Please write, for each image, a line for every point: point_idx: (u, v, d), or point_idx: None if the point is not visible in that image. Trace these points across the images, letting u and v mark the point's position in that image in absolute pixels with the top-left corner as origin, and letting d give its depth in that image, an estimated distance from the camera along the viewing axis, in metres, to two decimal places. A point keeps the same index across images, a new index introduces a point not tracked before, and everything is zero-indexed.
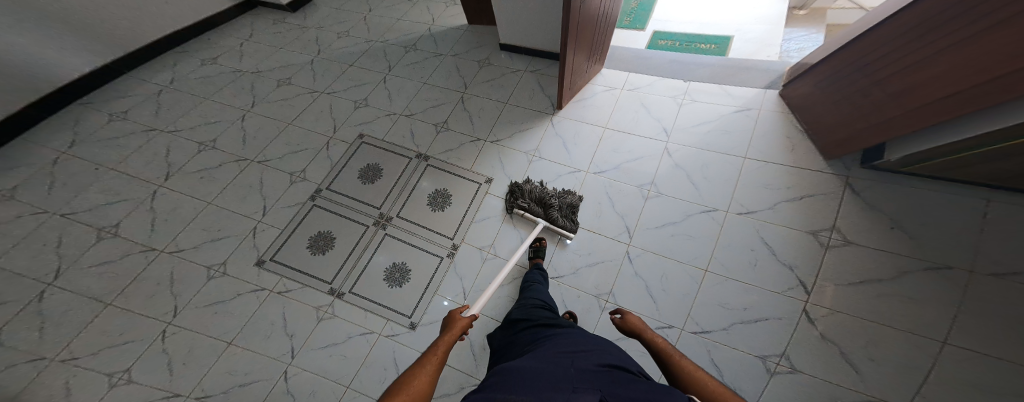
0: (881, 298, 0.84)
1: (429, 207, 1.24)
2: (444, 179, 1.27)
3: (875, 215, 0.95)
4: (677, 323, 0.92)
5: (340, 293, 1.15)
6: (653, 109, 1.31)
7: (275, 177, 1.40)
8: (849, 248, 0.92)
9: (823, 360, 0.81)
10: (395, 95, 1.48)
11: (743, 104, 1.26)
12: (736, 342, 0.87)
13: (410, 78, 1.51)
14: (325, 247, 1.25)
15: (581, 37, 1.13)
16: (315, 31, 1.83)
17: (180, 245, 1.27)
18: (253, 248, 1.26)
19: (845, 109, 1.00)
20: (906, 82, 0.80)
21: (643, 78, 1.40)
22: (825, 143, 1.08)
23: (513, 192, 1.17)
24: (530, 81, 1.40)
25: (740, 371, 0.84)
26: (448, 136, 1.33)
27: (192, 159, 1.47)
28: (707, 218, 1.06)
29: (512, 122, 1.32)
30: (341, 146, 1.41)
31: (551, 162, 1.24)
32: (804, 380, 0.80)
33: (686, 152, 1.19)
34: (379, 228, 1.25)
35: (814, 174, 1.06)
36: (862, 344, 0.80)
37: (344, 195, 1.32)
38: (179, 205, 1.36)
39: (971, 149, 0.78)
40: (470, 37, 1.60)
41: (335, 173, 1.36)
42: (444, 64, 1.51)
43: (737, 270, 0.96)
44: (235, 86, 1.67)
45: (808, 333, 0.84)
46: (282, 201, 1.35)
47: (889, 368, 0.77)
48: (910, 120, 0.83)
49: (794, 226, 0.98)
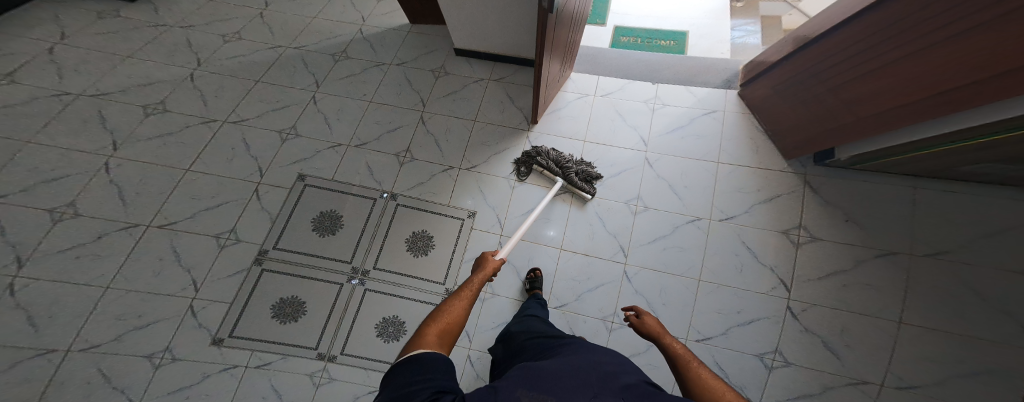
0: (847, 287, 1.04)
1: (410, 253, 1.11)
2: (419, 218, 1.15)
3: (834, 209, 1.13)
4: (682, 334, 1.02)
5: (332, 357, 0.99)
6: (630, 118, 1.30)
7: (198, 241, 1.12)
8: (816, 243, 1.10)
9: (812, 349, 0.99)
10: (336, 120, 1.24)
11: (708, 106, 1.32)
12: (734, 344, 1.01)
13: (352, 98, 1.27)
14: (296, 313, 1.05)
15: (557, 47, 0.98)
16: (185, 32, 1.41)
17: (91, 340, 0.98)
18: (199, 327, 1.03)
19: (804, 113, 1.08)
20: (856, 94, 0.87)
21: (613, 83, 1.37)
22: (786, 145, 1.19)
23: (530, 154, 1.16)
24: (497, 91, 1.28)
25: (744, 370, 0.98)
26: (415, 168, 1.18)
27: (51, 232, 1.07)
28: (694, 227, 1.15)
29: (488, 144, 1.21)
30: (278, 193, 1.17)
31: (532, 186, 1.18)
32: (803, 370, 0.97)
33: (665, 161, 1.24)
34: (357, 283, 1.08)
35: (778, 174, 1.20)
36: (841, 329, 1.00)
37: (299, 253, 1.12)
38: (62, 297, 1.02)
39: (915, 151, 0.90)
40: (416, 40, 1.39)
41: (279, 228, 1.14)
42: (391, 77, 1.31)
43: (725, 276, 1.08)
44: (74, 115, 1.20)
45: (795, 328, 1.01)
46: (217, 267, 1.10)
47: (863, 350, 0.97)
48: (860, 126, 0.91)
49: (764, 227, 1.13)
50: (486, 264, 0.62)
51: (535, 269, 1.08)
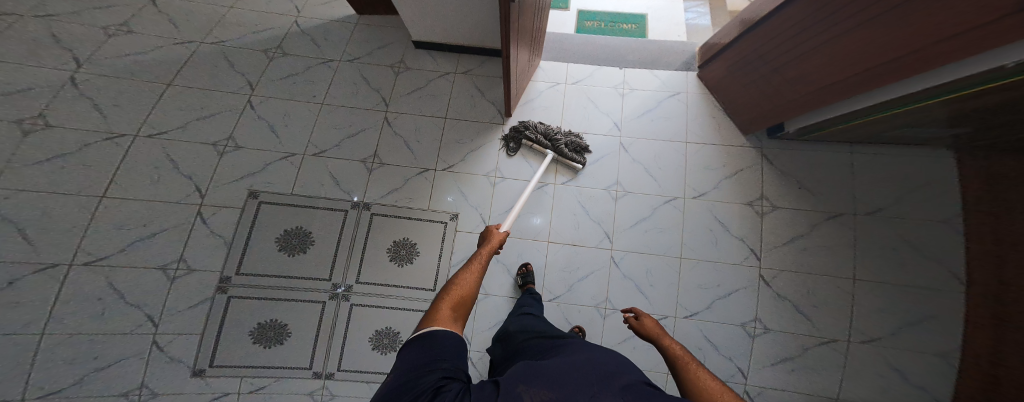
0: (810, 251, 1.15)
1: (393, 263, 1.08)
2: (399, 226, 1.09)
3: (795, 181, 1.22)
4: (671, 312, 1.11)
5: (329, 374, 1.00)
6: (602, 104, 1.30)
7: (140, 278, 1.00)
8: (775, 212, 1.19)
9: (784, 313, 1.10)
10: (283, 125, 1.12)
11: (672, 88, 1.34)
12: (718, 317, 1.10)
13: (299, 99, 1.15)
14: (280, 336, 1.02)
15: (525, 34, 0.90)
16: (50, 23, 1.13)
17: (41, 388, 0.90)
18: (173, 361, 0.97)
19: (751, 92, 1.14)
20: (797, 73, 0.93)
21: (582, 70, 1.35)
22: (742, 121, 1.25)
23: (518, 129, 1.15)
24: (465, 84, 1.21)
25: (731, 340, 1.09)
26: (385, 173, 1.10)
27: None
28: (670, 207, 1.21)
29: (461, 141, 1.15)
30: (229, 213, 1.05)
31: (514, 182, 1.15)
32: (776, 333, 1.08)
33: (639, 145, 1.26)
34: (340, 300, 1.05)
35: (738, 150, 1.26)
36: (806, 292, 1.11)
37: (268, 275, 1.05)
38: None
39: (854, 120, 0.98)
40: (368, 33, 1.27)
41: (238, 251, 1.05)
42: (343, 75, 1.19)
43: (703, 251, 1.17)
44: None
45: (768, 293, 1.12)
46: (171, 299, 1.01)
47: (828, 310, 1.10)
48: (803, 101, 0.98)
49: (733, 201, 1.21)
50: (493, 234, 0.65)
51: (526, 264, 1.12)
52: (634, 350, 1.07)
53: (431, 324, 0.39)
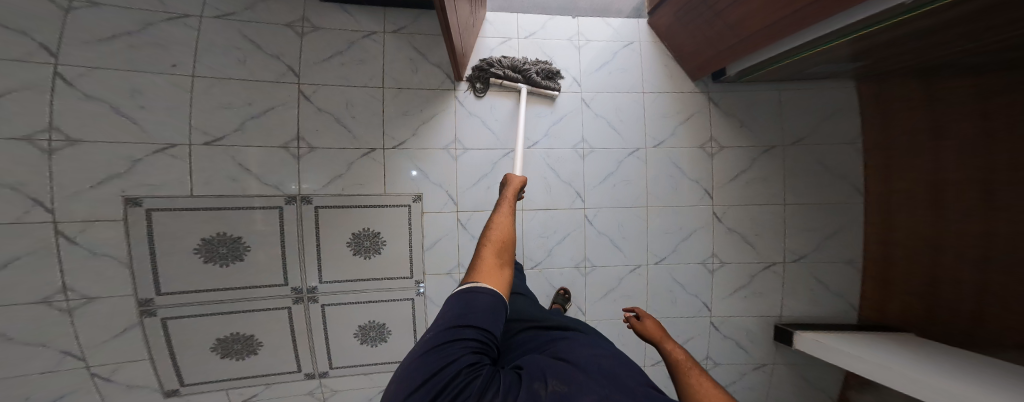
0: (765, 187, 1.23)
1: (359, 257, 0.97)
2: (355, 216, 0.93)
3: (755, 121, 1.22)
4: (642, 261, 1.22)
5: (323, 373, 1.03)
6: (556, 60, 1.11)
7: (26, 312, 0.81)
8: (723, 151, 1.22)
9: (737, 245, 1.24)
10: (141, 109, 0.79)
11: (624, 38, 1.15)
12: (682, 258, 1.23)
13: (147, 68, 0.79)
14: (251, 348, 0.97)
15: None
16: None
17: None
18: (134, 387, 0.91)
19: (696, 39, 1.04)
20: (740, 16, 0.87)
21: (534, 18, 1.09)
22: (691, 67, 1.16)
23: (481, 68, 0.97)
24: (400, 46, 0.92)
25: (694, 278, 1.24)
26: (321, 156, 0.88)
27: None
28: (634, 159, 1.17)
29: (408, 113, 0.93)
30: (110, 228, 0.80)
31: (477, 151, 0.99)
32: (729, 265, 1.25)
33: (600, 98, 1.14)
34: (309, 303, 0.97)
35: (687, 97, 1.19)
36: (755, 225, 1.25)
37: (206, 292, 0.90)
38: None
39: (811, 50, 0.91)
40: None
41: (153, 276, 0.85)
42: (211, 30, 0.82)
43: (667, 198, 1.22)
44: None
45: (724, 230, 1.24)
46: (86, 338, 0.86)
47: (775, 239, 1.25)
48: (749, 42, 0.93)
49: (694, 145, 1.21)
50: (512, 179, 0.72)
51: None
52: (613, 301, 1.19)
53: (476, 279, 0.48)
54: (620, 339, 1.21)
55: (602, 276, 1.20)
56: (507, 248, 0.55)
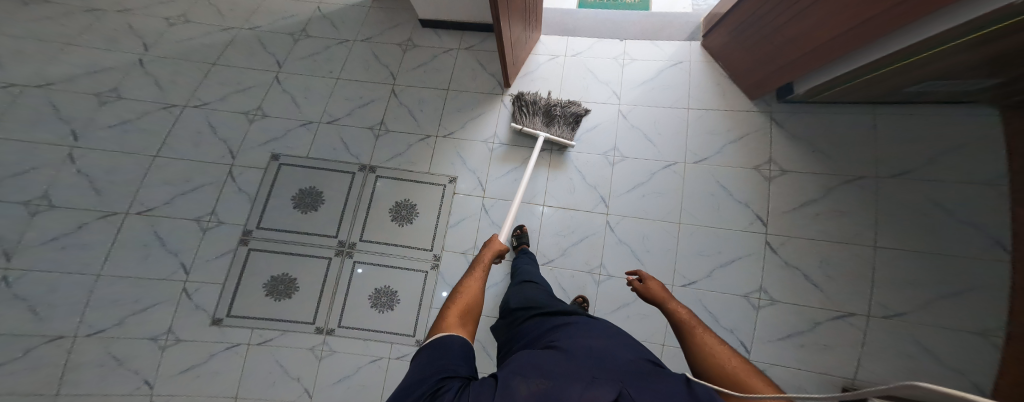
0: (833, 219, 1.05)
1: (394, 222, 1.17)
2: (401, 187, 1.18)
3: (799, 143, 1.14)
4: (666, 281, 1.06)
5: (330, 330, 1.12)
6: (600, 74, 1.27)
7: (179, 225, 1.17)
8: (784, 176, 1.12)
9: (793, 285, 1.01)
10: (302, 99, 1.23)
11: (673, 58, 1.30)
12: (719, 286, 1.03)
13: (315, 74, 1.26)
14: (289, 290, 1.15)
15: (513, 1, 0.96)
16: (123, 16, 1.32)
17: (96, 325, 1.08)
18: (197, 309, 1.12)
19: (754, 55, 1.12)
20: (796, 32, 0.95)
21: (581, 42, 1.32)
22: (746, 86, 1.21)
23: (518, 102, 1.17)
24: (469, 59, 1.27)
25: (731, 314, 1.01)
26: (391, 139, 1.20)
27: (31, 225, 1.12)
28: (669, 172, 1.17)
29: (461, 110, 1.23)
30: (253, 173, 1.19)
31: (510, 148, 1.21)
32: (781, 307, 0.99)
33: (638, 112, 1.24)
34: (345, 256, 1.16)
35: (744, 115, 1.21)
36: (819, 263, 1.02)
37: (283, 231, 1.18)
38: (56, 286, 1.09)
39: (876, 71, 0.90)
40: (379, 13, 1.34)
41: (260, 209, 1.18)
42: (356, 52, 1.28)
43: (702, 216, 1.11)
44: (22, 107, 1.17)
45: (773, 261, 1.04)
46: (201, 252, 1.16)
47: (842, 280, 0.99)
48: (806, 60, 0.98)
49: (739, 165, 1.15)
50: (493, 245, 0.73)
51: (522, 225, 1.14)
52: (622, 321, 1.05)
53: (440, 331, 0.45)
54: None
55: (618, 288, 1.10)
56: (475, 310, 0.52)
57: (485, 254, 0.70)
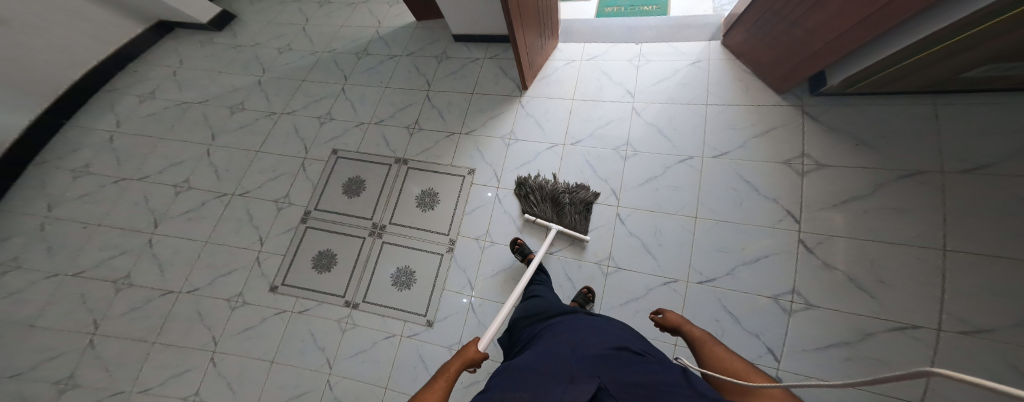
0: (882, 218, 0.97)
1: (419, 208, 1.31)
2: (428, 178, 1.33)
3: (839, 135, 1.08)
4: (682, 276, 1.04)
5: (355, 304, 1.25)
6: (615, 75, 1.34)
7: (262, 206, 1.47)
8: (819, 170, 1.06)
9: (837, 289, 0.93)
10: (358, 104, 1.52)
11: (692, 57, 1.31)
12: (742, 286, 1.00)
13: (372, 84, 1.54)
14: (329, 264, 1.34)
15: (526, 14, 1.10)
16: (253, 50, 1.82)
17: (194, 284, 1.38)
18: (262, 276, 1.36)
19: (776, 49, 1.11)
20: (817, 22, 0.93)
21: (597, 47, 1.42)
22: (774, 79, 1.17)
23: (525, 194, 1.20)
24: (492, 66, 1.44)
25: (760, 316, 0.96)
26: (423, 136, 1.39)
27: (174, 201, 1.53)
28: (686, 166, 1.18)
29: (484, 110, 1.37)
30: (318, 165, 1.47)
31: (527, 142, 1.30)
32: (820, 313, 0.92)
33: (652, 109, 1.27)
34: (376, 237, 1.32)
35: (770, 109, 1.17)
36: (869, 267, 0.93)
37: (333, 212, 1.40)
38: (178, 248, 1.45)
39: (923, 52, 0.83)
40: (423, 33, 1.61)
41: (319, 193, 1.44)
42: (401, 65, 1.55)
43: (723, 212, 1.10)
44: (187, 119, 1.67)
45: (810, 261, 0.98)
46: (274, 228, 1.43)
47: (900, 285, 0.90)
48: (828, 51, 0.95)
49: (765, 159, 1.12)
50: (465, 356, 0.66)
51: (516, 239, 1.16)
52: (634, 316, 1.02)
53: None
54: None
55: (626, 281, 1.08)
56: None
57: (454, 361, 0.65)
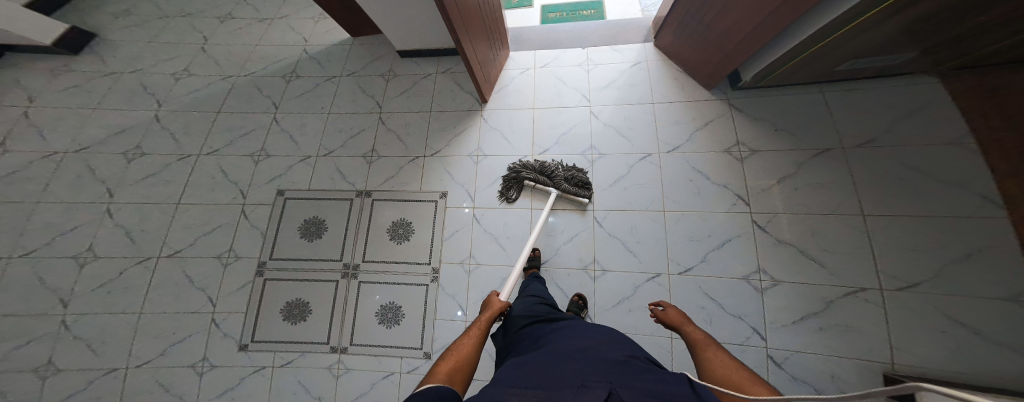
0: (817, 195, 1.14)
1: (392, 241, 1.25)
2: (399, 208, 1.26)
3: (763, 122, 1.25)
4: (663, 270, 1.15)
5: (343, 349, 1.18)
6: (569, 81, 1.38)
7: (206, 263, 1.29)
8: (755, 156, 1.21)
9: (792, 262, 1.09)
10: (297, 136, 1.34)
11: (634, 58, 1.40)
12: (714, 271, 1.12)
13: (310, 110, 1.37)
14: (302, 314, 1.24)
15: (473, 26, 1.02)
16: (136, 77, 1.48)
17: (142, 357, 1.19)
18: (226, 336, 1.22)
19: (699, 50, 1.22)
20: (727, 25, 1.04)
21: (548, 54, 1.45)
22: (701, 78, 1.30)
23: (518, 170, 1.24)
24: (447, 81, 1.37)
25: (742, 301, 1.08)
26: (383, 164, 1.29)
27: (82, 273, 1.26)
28: (647, 164, 1.25)
29: (445, 128, 1.32)
30: (262, 209, 1.30)
31: (495, 157, 1.29)
32: (785, 289, 1.07)
33: (608, 111, 1.32)
34: (351, 278, 1.24)
35: (704, 103, 1.30)
36: (814, 239, 1.10)
37: (294, 259, 1.28)
38: (108, 324, 1.22)
39: (804, 53, 0.98)
40: (361, 50, 1.47)
41: (271, 243, 1.29)
42: (342, 88, 1.40)
43: (685, 203, 1.20)
44: (69, 171, 1.34)
45: (767, 240, 1.13)
46: (227, 284, 1.27)
47: (840, 253, 1.07)
48: (740, 51, 1.06)
49: (714, 150, 1.24)
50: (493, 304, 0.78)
51: (536, 250, 1.20)
52: (628, 314, 1.11)
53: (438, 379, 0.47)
54: None
55: (615, 283, 1.16)
56: (468, 368, 0.52)
57: (486, 311, 0.75)
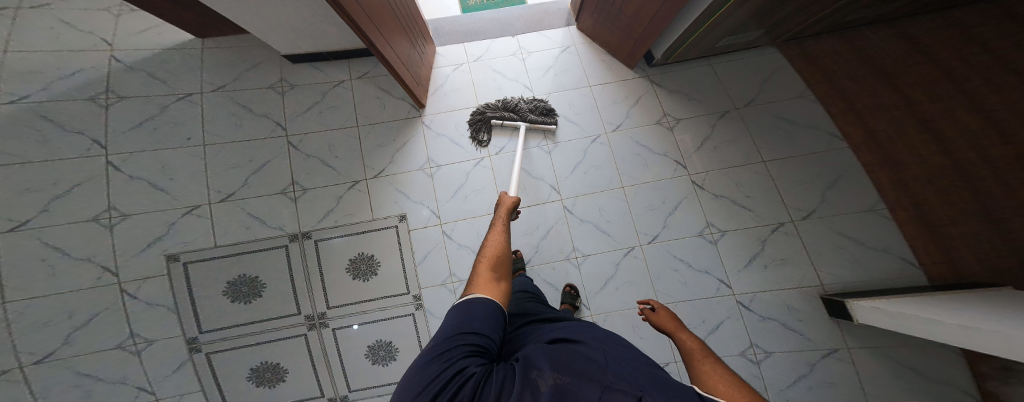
0: (751, 148, 1.23)
1: (355, 280, 1.07)
2: (357, 240, 1.09)
3: (679, 94, 1.30)
4: (634, 243, 1.18)
5: (342, 397, 1.03)
6: (507, 72, 1.30)
7: (103, 359, 0.97)
8: (680, 123, 1.27)
9: (736, 215, 1.18)
10: (168, 181, 1.07)
11: (562, 42, 1.36)
12: (674, 234, 1.18)
13: (172, 144, 1.09)
14: (277, 376, 1.03)
15: (388, 26, 0.86)
16: None
17: None
18: None
19: (615, 34, 1.23)
20: (636, 9, 1.05)
21: (478, 46, 1.34)
22: (623, 60, 1.31)
23: (480, 112, 1.20)
24: (368, 87, 1.21)
25: (703, 256, 1.16)
26: (314, 196, 1.10)
27: None
28: (599, 145, 1.25)
29: (382, 144, 1.16)
30: (156, 283, 1.01)
31: (450, 165, 1.16)
32: (734, 236, 1.17)
33: (552, 99, 1.28)
34: (321, 328, 1.05)
35: (631, 82, 1.31)
36: (760, 191, 1.19)
37: (236, 326, 1.04)
38: None
39: (699, 28, 1.02)
40: (223, 56, 1.20)
41: (192, 312, 1.02)
42: (214, 107, 1.14)
43: (638, 176, 1.22)
44: None
45: (707, 197, 1.21)
46: (154, 374, 0.99)
47: (772, 197, 1.19)
48: (649, 33, 1.10)
49: (649, 123, 1.27)
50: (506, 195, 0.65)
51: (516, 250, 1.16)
52: (615, 291, 1.15)
53: (473, 291, 0.40)
54: (635, 331, 1.11)
55: (597, 265, 1.17)
56: (505, 264, 0.45)
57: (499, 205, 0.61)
